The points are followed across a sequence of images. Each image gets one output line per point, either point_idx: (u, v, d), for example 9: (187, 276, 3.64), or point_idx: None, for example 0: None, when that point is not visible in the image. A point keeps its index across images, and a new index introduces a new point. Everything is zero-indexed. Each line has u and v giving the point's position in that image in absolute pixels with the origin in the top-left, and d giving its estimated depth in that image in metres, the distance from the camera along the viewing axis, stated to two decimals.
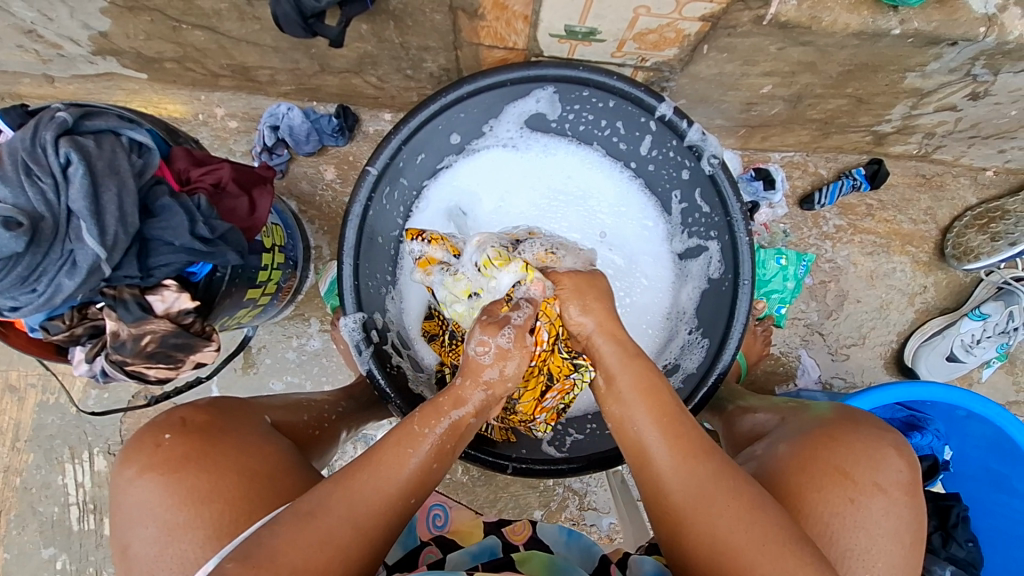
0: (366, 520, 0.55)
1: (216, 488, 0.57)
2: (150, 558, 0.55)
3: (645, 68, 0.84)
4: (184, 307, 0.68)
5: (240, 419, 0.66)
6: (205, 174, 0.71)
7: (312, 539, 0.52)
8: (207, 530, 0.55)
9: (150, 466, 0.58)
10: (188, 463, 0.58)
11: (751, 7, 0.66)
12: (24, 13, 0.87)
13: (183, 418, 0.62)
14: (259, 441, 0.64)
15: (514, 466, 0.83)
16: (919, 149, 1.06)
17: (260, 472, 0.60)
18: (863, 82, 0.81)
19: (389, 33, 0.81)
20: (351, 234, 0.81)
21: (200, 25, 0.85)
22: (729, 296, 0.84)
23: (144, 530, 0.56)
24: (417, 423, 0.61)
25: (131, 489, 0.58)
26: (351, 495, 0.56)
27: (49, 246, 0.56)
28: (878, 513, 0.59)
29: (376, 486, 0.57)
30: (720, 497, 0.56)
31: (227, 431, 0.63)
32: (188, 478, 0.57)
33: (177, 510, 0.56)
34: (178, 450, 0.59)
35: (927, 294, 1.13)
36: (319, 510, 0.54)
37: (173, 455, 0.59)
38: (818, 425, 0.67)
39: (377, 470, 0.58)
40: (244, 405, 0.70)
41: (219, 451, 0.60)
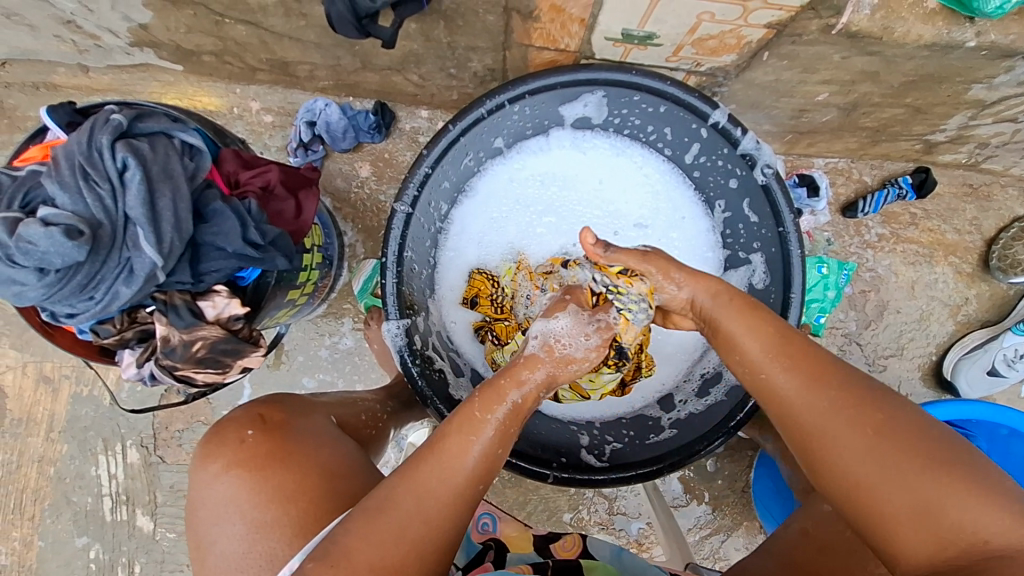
0: (440, 491, 0.55)
1: (301, 488, 0.56)
2: (238, 557, 0.55)
3: (698, 73, 0.82)
4: (234, 312, 0.67)
5: (312, 417, 0.65)
6: (254, 177, 0.70)
7: (380, 536, 0.52)
8: (292, 529, 0.54)
9: (235, 463, 0.58)
10: (273, 462, 0.58)
11: (822, 16, 0.64)
12: (65, 4, 0.86)
13: (261, 415, 0.62)
14: (334, 439, 0.63)
15: (556, 475, 0.83)
16: (969, 158, 1.04)
17: (339, 471, 0.59)
18: (924, 92, 0.79)
19: (438, 33, 0.80)
20: (393, 246, 0.80)
21: (243, 20, 0.83)
22: (777, 309, 0.83)
23: (231, 526, 0.55)
24: (479, 409, 0.59)
25: (216, 484, 0.58)
26: (423, 482, 0.55)
27: (107, 253, 0.55)
28: None
29: (440, 473, 0.55)
30: (867, 423, 0.53)
31: (303, 429, 0.62)
32: (274, 476, 0.57)
33: (264, 508, 0.55)
34: (261, 447, 0.59)
35: (970, 307, 1.11)
36: (388, 505, 0.53)
37: (257, 452, 0.58)
38: None
39: (458, 426, 0.58)
40: (312, 403, 0.70)
41: (300, 451, 0.59)
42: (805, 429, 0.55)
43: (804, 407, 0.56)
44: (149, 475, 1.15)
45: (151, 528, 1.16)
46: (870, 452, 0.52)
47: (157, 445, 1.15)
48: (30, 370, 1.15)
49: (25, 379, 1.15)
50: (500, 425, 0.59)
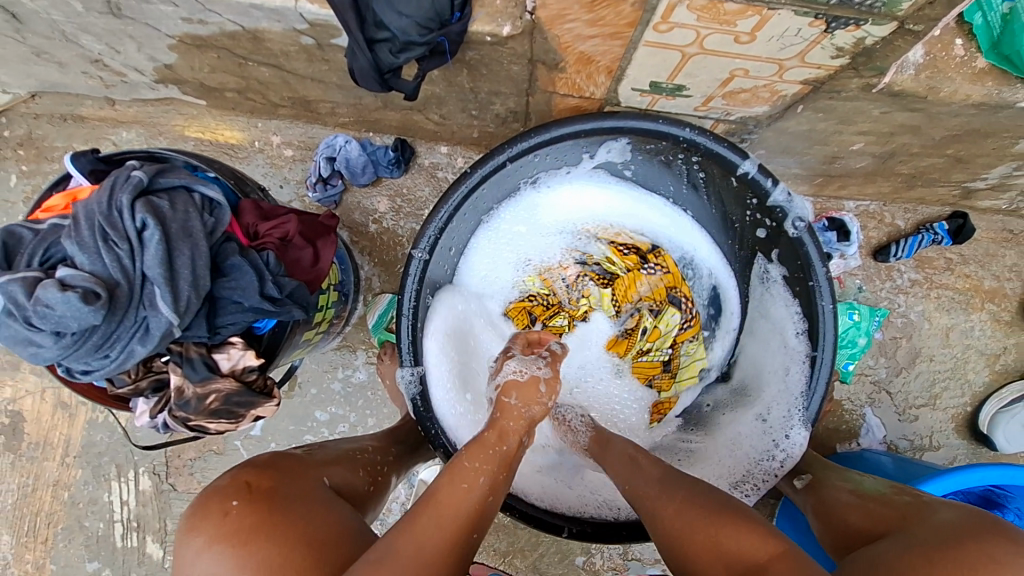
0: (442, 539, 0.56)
1: (286, 566, 0.53)
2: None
3: (727, 121, 0.79)
4: (248, 364, 0.67)
5: (304, 483, 0.64)
6: (273, 229, 0.69)
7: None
8: None
9: (219, 538, 0.55)
10: (257, 537, 0.55)
11: (863, 76, 0.61)
12: (92, 46, 0.86)
13: (247, 484, 0.60)
14: (324, 506, 0.61)
15: (571, 530, 0.80)
16: (1011, 204, 1.00)
17: (328, 539, 0.57)
18: (967, 145, 0.75)
19: (460, 79, 0.78)
20: (409, 300, 0.79)
21: (266, 63, 0.83)
22: (809, 364, 0.79)
23: None
24: (468, 459, 0.63)
25: (199, 560, 0.55)
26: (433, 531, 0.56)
27: (123, 313, 0.55)
28: None
29: (440, 520, 0.57)
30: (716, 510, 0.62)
31: (293, 496, 0.60)
32: (258, 553, 0.54)
33: None
34: (246, 520, 0.56)
35: (1008, 356, 1.06)
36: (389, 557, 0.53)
37: (241, 526, 0.56)
38: (963, 531, 0.60)
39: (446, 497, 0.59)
40: (304, 465, 0.68)
41: (284, 521, 0.57)
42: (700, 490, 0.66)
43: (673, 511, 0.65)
44: (160, 502, 1.16)
45: (161, 554, 1.17)
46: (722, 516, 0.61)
47: (169, 473, 1.16)
48: (48, 395, 1.16)
49: (44, 404, 1.16)
50: (490, 473, 0.63)
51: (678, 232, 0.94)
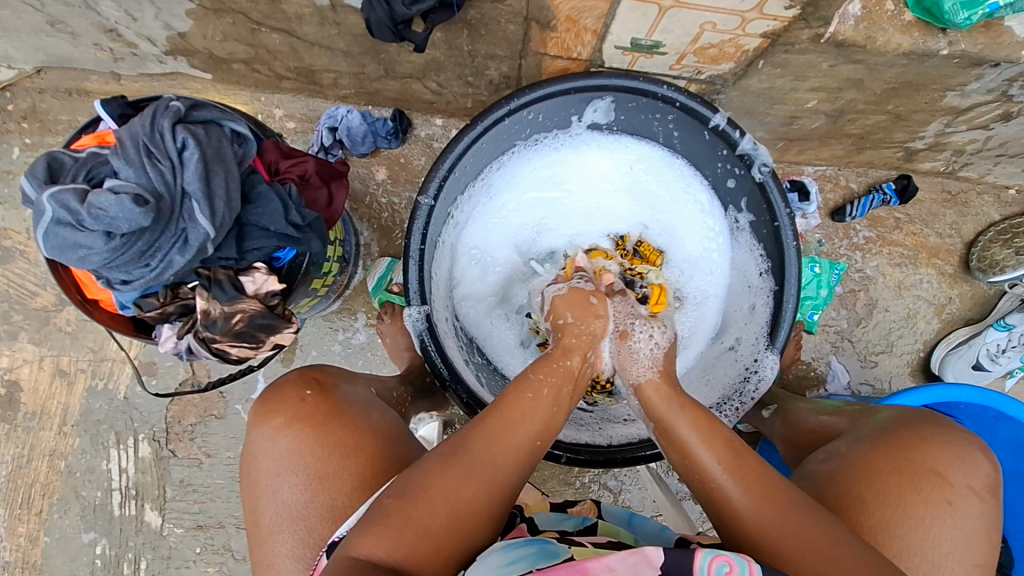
0: (506, 460, 0.59)
1: (361, 445, 0.60)
2: (296, 508, 0.58)
3: (698, 81, 0.89)
4: (271, 289, 0.72)
5: (359, 386, 0.70)
6: (293, 166, 0.75)
7: (459, 475, 0.56)
8: (353, 481, 0.58)
9: (299, 417, 0.61)
10: (335, 419, 0.61)
11: (812, 27, 0.71)
12: (110, 13, 0.92)
13: (316, 377, 0.65)
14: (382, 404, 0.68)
15: (569, 456, 0.85)
16: (947, 166, 1.12)
17: (390, 434, 0.63)
18: (904, 99, 0.86)
19: (461, 41, 0.87)
20: (415, 243, 0.86)
21: (279, 28, 0.90)
22: (775, 298, 0.88)
23: (296, 476, 0.58)
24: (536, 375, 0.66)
25: (277, 440, 0.61)
26: (490, 448, 0.59)
27: (165, 224, 0.60)
28: (971, 513, 0.63)
29: (507, 435, 0.60)
30: (789, 518, 0.59)
31: (357, 394, 0.67)
32: (336, 433, 0.61)
33: (327, 460, 0.59)
34: (323, 405, 0.62)
35: (953, 306, 1.17)
36: (464, 453, 0.58)
37: (319, 410, 0.62)
38: (902, 424, 0.71)
39: (506, 416, 0.61)
40: (353, 376, 0.74)
41: (351, 413, 0.63)
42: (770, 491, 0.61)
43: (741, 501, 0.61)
44: (159, 469, 1.18)
45: (159, 523, 1.18)
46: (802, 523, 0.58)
47: (168, 439, 1.18)
48: (46, 364, 1.17)
49: (42, 373, 1.17)
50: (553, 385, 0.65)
51: (668, 193, 1.01)
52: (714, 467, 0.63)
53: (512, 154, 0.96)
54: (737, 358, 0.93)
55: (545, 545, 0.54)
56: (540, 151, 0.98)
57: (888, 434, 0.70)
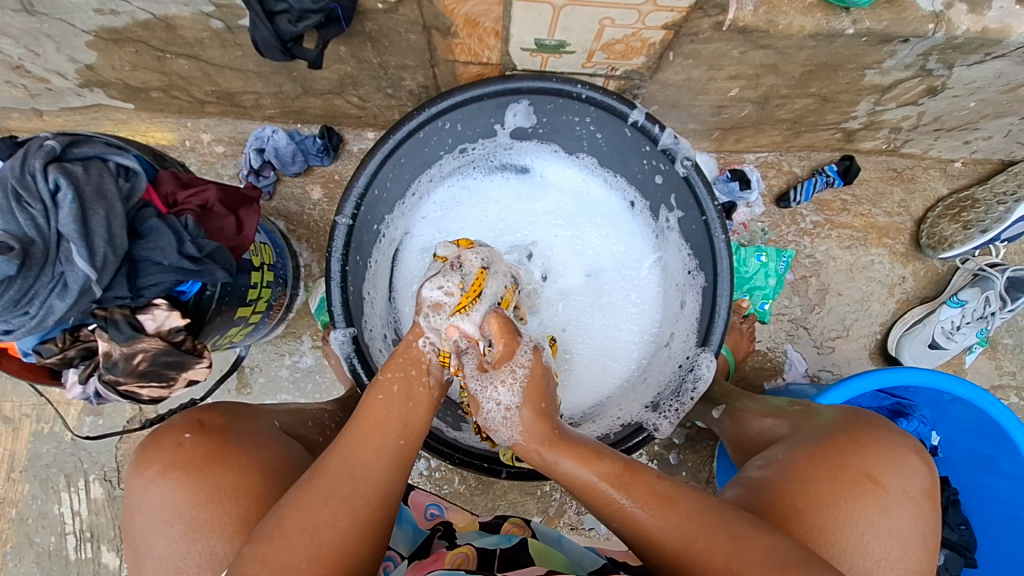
0: (362, 490, 0.59)
1: (243, 486, 0.59)
2: (173, 559, 0.56)
3: (615, 77, 0.87)
4: (174, 324, 0.69)
5: (255, 421, 0.68)
6: (192, 196, 0.72)
7: (314, 502, 0.56)
8: (235, 525, 0.57)
9: (173, 465, 0.59)
10: (213, 463, 0.60)
11: (710, 14, 0.69)
12: (11, 50, 0.89)
13: (200, 419, 0.64)
14: (275, 441, 0.66)
15: (509, 471, 0.83)
16: (888, 144, 1.09)
17: (282, 471, 0.62)
18: (825, 81, 0.84)
19: (367, 54, 0.84)
20: (336, 265, 0.83)
21: (183, 53, 0.88)
22: (708, 295, 0.87)
23: (170, 527, 0.57)
24: (387, 384, 0.68)
25: (151, 488, 0.59)
26: (344, 467, 0.60)
27: (40, 269, 0.58)
28: (904, 519, 0.63)
29: (361, 443, 0.62)
30: (700, 542, 0.58)
31: (245, 431, 0.65)
32: (213, 477, 0.59)
33: (203, 507, 0.57)
34: (199, 449, 0.61)
35: (906, 284, 1.15)
36: (323, 474, 0.59)
37: (194, 455, 0.60)
38: (838, 428, 0.71)
39: (361, 434, 0.63)
40: (254, 410, 0.72)
41: (240, 451, 0.61)
42: (672, 551, 0.59)
43: (658, 532, 0.60)
44: (113, 509, 1.15)
45: (117, 564, 1.15)
46: (732, 556, 0.57)
47: (120, 478, 1.15)
48: None
49: None
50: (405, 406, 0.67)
51: (599, 202, 1.01)
52: (592, 478, 0.63)
53: (439, 167, 0.95)
54: (671, 354, 0.93)
55: None
56: (472, 161, 0.98)
57: (830, 438, 0.69)
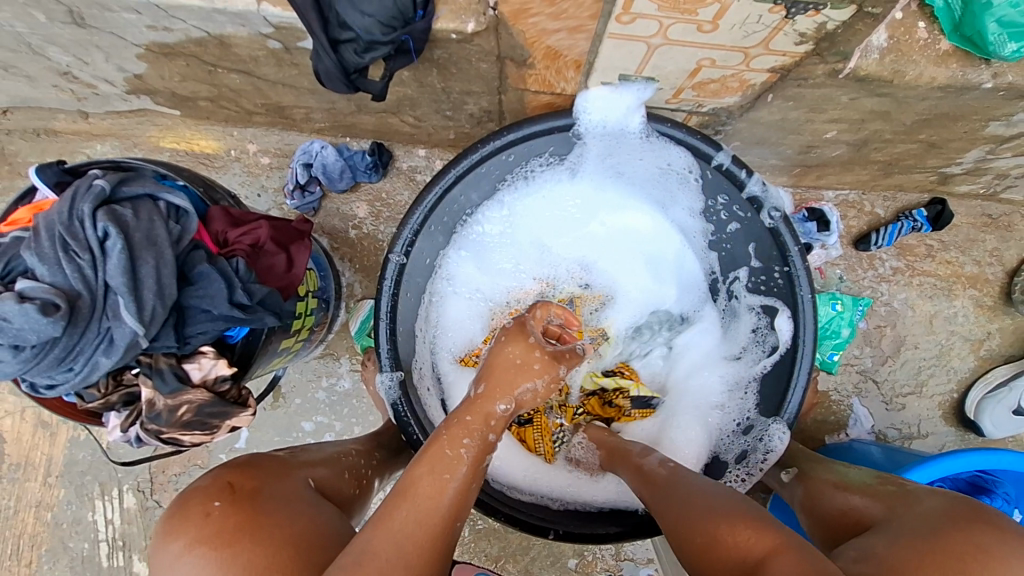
0: (413, 546, 0.52)
1: (275, 564, 0.51)
2: None
3: (700, 114, 0.79)
4: (220, 373, 0.65)
5: (285, 481, 0.63)
6: (243, 235, 0.68)
7: None
8: None
9: (201, 539, 0.52)
10: (243, 535, 0.52)
11: (827, 62, 0.61)
12: (59, 57, 0.86)
13: (230, 484, 0.58)
14: (310, 508, 0.60)
15: (558, 531, 0.78)
16: (987, 189, 1.00)
17: (316, 543, 0.55)
18: (938, 130, 0.75)
19: (431, 79, 0.78)
20: (386, 301, 0.78)
21: (236, 69, 0.82)
22: (786, 359, 0.79)
23: None
24: (448, 444, 0.60)
25: (175, 566, 0.52)
26: (395, 533, 0.53)
27: (86, 325, 0.53)
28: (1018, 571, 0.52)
29: (418, 517, 0.54)
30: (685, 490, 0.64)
31: (275, 498, 0.58)
32: (242, 554, 0.51)
33: None
34: (230, 519, 0.54)
35: (992, 341, 1.06)
36: (366, 557, 0.50)
37: (225, 526, 0.53)
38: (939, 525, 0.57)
39: (430, 467, 0.58)
40: (281, 466, 0.66)
41: (273, 522, 0.54)
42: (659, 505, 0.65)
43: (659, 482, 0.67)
44: (145, 520, 1.14)
45: None
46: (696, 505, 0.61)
47: (153, 489, 1.14)
48: (28, 414, 1.14)
49: (25, 423, 1.14)
50: (472, 461, 0.60)
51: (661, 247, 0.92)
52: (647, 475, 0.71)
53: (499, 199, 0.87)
54: (723, 410, 0.87)
55: None
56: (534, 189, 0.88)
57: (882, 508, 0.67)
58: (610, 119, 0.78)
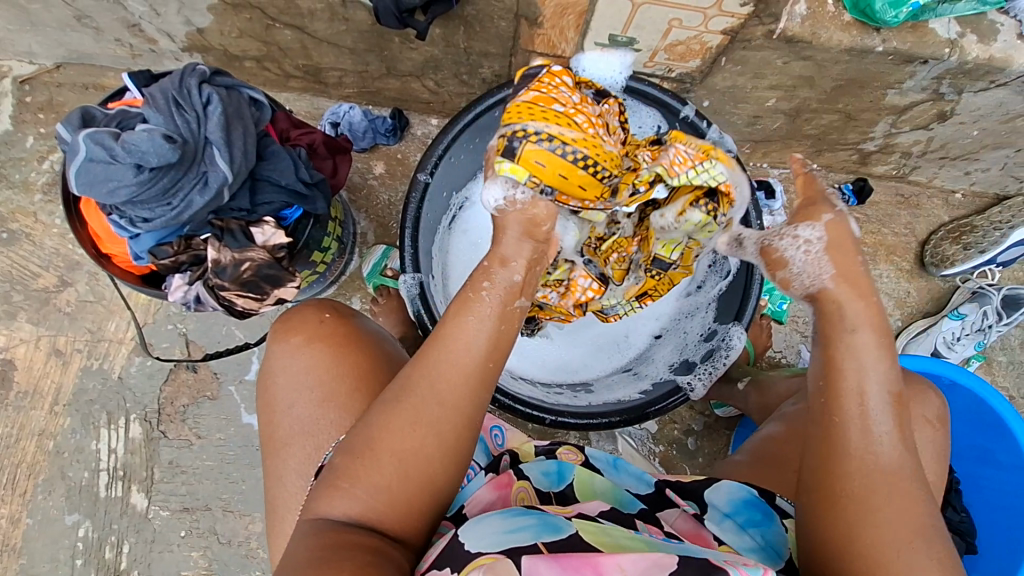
0: (448, 391, 0.61)
1: (372, 368, 0.74)
2: (311, 418, 0.71)
3: (670, 79, 1.00)
4: (279, 242, 0.78)
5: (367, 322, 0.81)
6: (302, 135, 0.82)
7: (399, 425, 0.60)
8: (365, 398, 0.72)
9: (318, 337, 0.75)
10: (351, 342, 0.75)
11: (765, 23, 0.82)
12: (136, 8, 1.00)
13: (337, 306, 0.79)
14: (380, 339, 0.79)
15: (553, 418, 0.90)
16: (899, 170, 1.22)
17: (384, 372, 0.75)
18: (851, 97, 0.97)
19: (457, 38, 0.96)
20: (410, 216, 0.91)
21: (292, 24, 0.99)
22: (740, 281, 0.93)
23: (309, 393, 0.72)
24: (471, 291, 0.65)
25: (297, 354, 0.74)
26: (432, 374, 0.61)
27: (188, 166, 0.67)
28: (927, 440, 0.73)
29: (448, 358, 0.62)
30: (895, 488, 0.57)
31: (360, 327, 0.78)
32: (352, 352, 0.74)
33: (338, 381, 0.73)
34: (340, 328, 0.76)
35: (912, 299, 1.26)
36: (405, 395, 0.61)
37: (336, 331, 0.76)
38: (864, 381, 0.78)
39: (460, 309, 0.64)
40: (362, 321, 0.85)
41: (358, 340, 0.76)
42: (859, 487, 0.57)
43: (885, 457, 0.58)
44: (149, 450, 1.19)
45: (145, 505, 1.18)
46: (903, 515, 0.56)
47: (160, 420, 1.19)
48: (42, 343, 1.20)
49: (38, 352, 1.19)
50: (496, 305, 0.64)
51: None
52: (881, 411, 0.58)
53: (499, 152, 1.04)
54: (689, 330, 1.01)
55: (546, 518, 0.60)
56: None
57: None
58: (607, 77, 0.91)
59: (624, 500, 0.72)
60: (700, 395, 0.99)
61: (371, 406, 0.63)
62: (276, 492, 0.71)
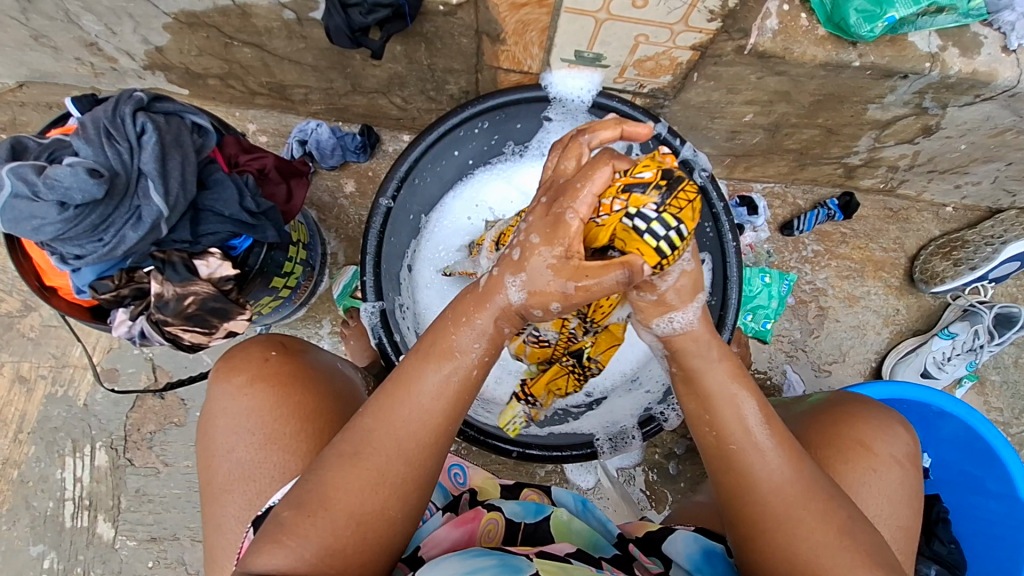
0: (411, 445, 0.57)
1: (318, 408, 0.71)
2: (252, 462, 0.69)
3: (642, 94, 0.96)
4: (225, 274, 0.74)
5: (322, 355, 0.80)
6: (252, 161, 0.79)
7: (362, 482, 0.56)
8: (308, 444, 0.69)
9: (261, 377, 0.72)
10: (295, 381, 0.72)
11: (734, 38, 0.78)
12: (91, 27, 0.97)
13: (282, 342, 0.76)
14: (327, 376, 0.75)
15: (519, 451, 0.88)
16: (886, 183, 1.18)
17: (333, 419, 0.71)
18: (831, 112, 0.93)
19: (420, 55, 0.93)
20: (372, 242, 0.87)
21: (250, 42, 0.96)
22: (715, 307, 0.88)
23: (251, 436, 0.69)
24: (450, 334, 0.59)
25: (238, 396, 0.71)
26: (395, 429, 0.57)
27: (120, 200, 0.64)
28: (893, 480, 0.71)
29: (416, 415, 0.57)
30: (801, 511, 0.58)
31: (310, 363, 0.76)
32: (295, 394, 0.71)
33: (283, 423, 0.70)
34: (285, 367, 0.73)
35: (900, 317, 1.22)
36: (363, 448, 0.56)
37: (280, 371, 0.73)
38: (833, 405, 0.76)
39: (425, 357, 0.59)
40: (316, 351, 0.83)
41: (303, 378, 0.73)
42: (769, 512, 0.58)
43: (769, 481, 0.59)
44: (115, 478, 1.16)
45: (111, 535, 1.15)
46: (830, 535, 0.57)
47: (127, 447, 1.16)
48: (6, 370, 1.17)
49: (1, 379, 1.17)
50: (478, 361, 0.59)
51: None
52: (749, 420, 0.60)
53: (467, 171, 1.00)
54: None
55: (508, 558, 0.57)
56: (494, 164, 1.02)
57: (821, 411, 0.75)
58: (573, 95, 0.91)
59: (596, 543, 0.69)
60: (674, 424, 0.94)
61: (324, 452, 0.58)
62: (215, 540, 0.69)
